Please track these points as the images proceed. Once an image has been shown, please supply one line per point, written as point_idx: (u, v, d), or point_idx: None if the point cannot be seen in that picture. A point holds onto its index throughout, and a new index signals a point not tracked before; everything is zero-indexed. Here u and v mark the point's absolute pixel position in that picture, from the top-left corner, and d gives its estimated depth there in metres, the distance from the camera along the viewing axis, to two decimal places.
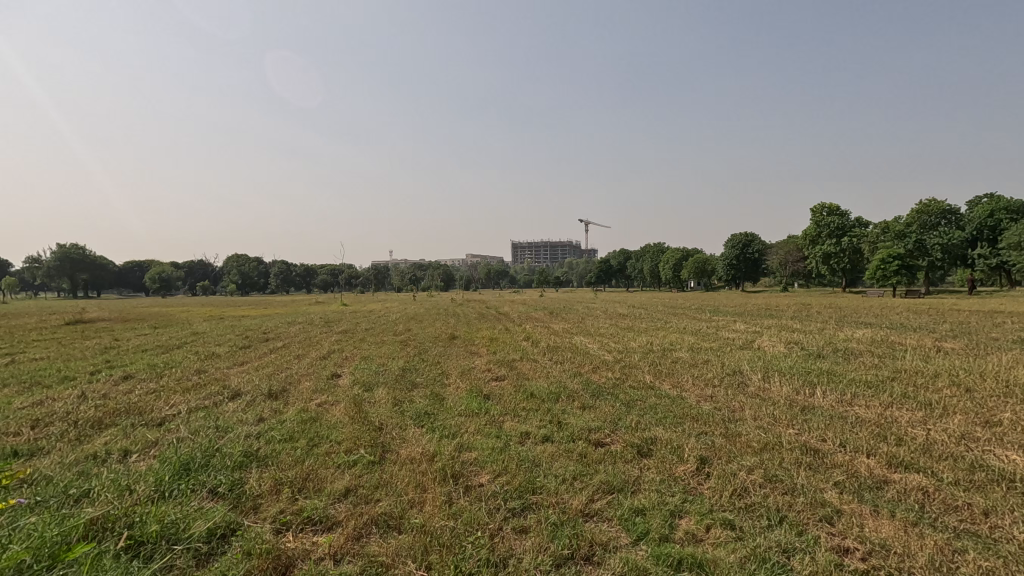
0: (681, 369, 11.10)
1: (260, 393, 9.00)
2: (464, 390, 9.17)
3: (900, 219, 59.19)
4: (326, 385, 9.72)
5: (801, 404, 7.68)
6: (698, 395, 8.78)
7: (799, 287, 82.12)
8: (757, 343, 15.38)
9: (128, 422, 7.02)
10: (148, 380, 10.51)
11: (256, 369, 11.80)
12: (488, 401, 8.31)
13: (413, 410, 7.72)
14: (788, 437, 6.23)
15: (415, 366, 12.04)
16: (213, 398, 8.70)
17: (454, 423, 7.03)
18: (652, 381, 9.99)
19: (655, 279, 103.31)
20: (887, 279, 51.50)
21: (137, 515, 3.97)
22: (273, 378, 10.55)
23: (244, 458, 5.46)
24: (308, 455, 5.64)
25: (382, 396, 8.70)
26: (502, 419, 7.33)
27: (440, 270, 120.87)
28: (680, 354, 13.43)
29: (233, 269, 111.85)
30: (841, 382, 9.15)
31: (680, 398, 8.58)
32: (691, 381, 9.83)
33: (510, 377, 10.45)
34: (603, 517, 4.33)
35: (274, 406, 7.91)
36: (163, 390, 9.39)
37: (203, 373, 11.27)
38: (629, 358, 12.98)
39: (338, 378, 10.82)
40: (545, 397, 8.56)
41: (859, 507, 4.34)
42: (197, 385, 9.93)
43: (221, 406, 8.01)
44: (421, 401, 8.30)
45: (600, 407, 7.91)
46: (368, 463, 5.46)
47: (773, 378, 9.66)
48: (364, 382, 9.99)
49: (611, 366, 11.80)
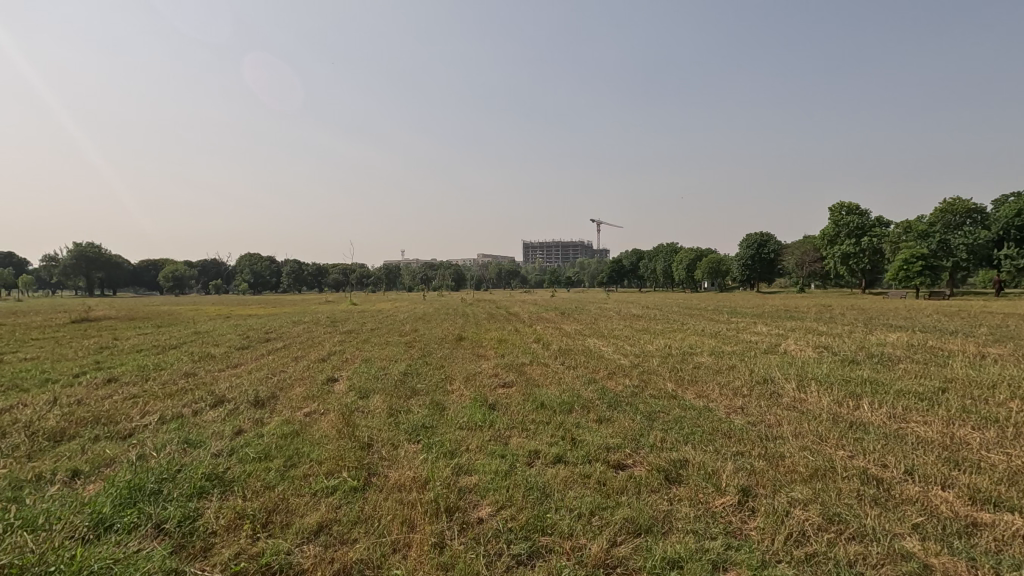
0: (705, 376, 10.21)
1: (245, 400, 8.25)
2: (468, 399, 8.36)
3: (924, 219, 57.42)
4: (317, 392, 8.96)
5: (848, 420, 6.77)
6: (728, 408, 7.89)
7: (816, 288, 80.39)
8: (783, 346, 14.41)
9: (93, 433, 6.31)
10: (130, 383, 9.86)
11: (250, 372, 11.11)
12: (493, 412, 7.50)
13: (409, 422, 6.92)
14: (841, 461, 5.33)
15: (418, 370, 11.24)
16: (195, 405, 7.98)
17: (454, 439, 6.23)
18: (675, 390, 9.11)
19: (668, 280, 101.93)
20: (909, 280, 49.86)
21: (52, 565, 3.21)
22: (263, 383, 9.83)
23: (205, 482, 4.68)
24: (281, 479, 4.86)
25: (378, 405, 7.92)
26: (508, 434, 6.52)
27: (450, 270, 120.51)
28: (701, 359, 12.51)
29: (245, 270, 112.24)
30: (887, 393, 8.18)
31: (707, 411, 7.69)
32: (718, 390, 8.95)
33: (520, 383, 9.62)
34: (629, 570, 3.51)
35: (256, 418, 7.15)
36: (143, 396, 8.68)
37: (192, 376, 10.59)
38: (647, 363, 12.09)
39: (334, 383, 10.06)
40: (556, 408, 7.72)
41: (953, 562, 3.46)
42: (181, 390, 9.23)
43: (199, 416, 7.27)
44: (419, 411, 7.52)
45: (618, 421, 7.06)
46: (349, 492, 4.65)
47: (809, 387, 8.72)
48: (360, 388, 9.24)
49: (628, 372, 10.92)
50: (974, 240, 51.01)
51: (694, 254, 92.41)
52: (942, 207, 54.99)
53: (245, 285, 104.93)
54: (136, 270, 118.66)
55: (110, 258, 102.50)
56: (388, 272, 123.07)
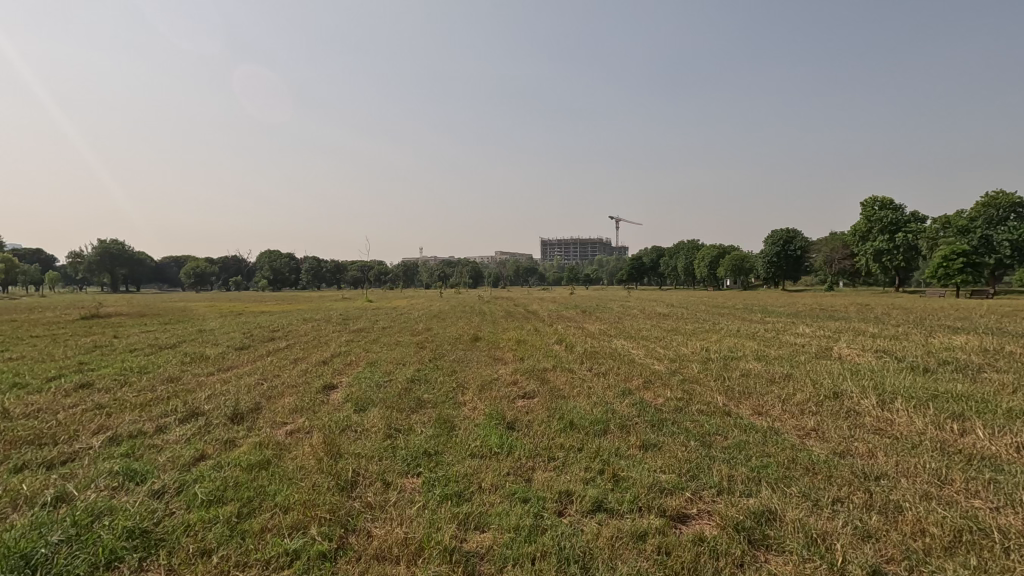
0: (759, 387, 8.75)
1: (221, 415, 7.03)
2: (481, 415, 7.03)
3: (964, 213, 54.32)
4: (307, 403, 7.71)
5: (968, 454, 5.28)
6: (798, 429, 6.46)
7: (846, 285, 77.54)
8: (836, 351, 12.84)
9: (20, 456, 5.14)
10: (103, 390, 8.71)
11: (241, 378, 9.94)
12: (511, 433, 6.17)
13: (410, 447, 5.64)
14: (991, 521, 3.88)
15: (426, 376, 9.93)
16: (161, 420, 6.77)
17: (464, 474, 4.91)
18: (727, 405, 7.67)
19: (690, 277, 99.53)
20: (949, 278, 47.18)
21: None
22: (250, 391, 8.61)
23: (119, 543, 3.43)
24: (226, 539, 3.59)
25: (375, 421, 6.67)
26: (531, 466, 5.20)
27: (468, 269, 120.00)
28: (748, 366, 10.98)
29: (264, 267, 112.69)
30: (997, 411, 6.64)
31: (774, 434, 6.28)
32: (780, 405, 7.53)
33: (543, 394, 8.25)
34: None
35: (227, 439, 5.92)
36: (108, 406, 7.55)
37: (174, 381, 9.43)
38: (687, 370, 10.62)
39: (331, 391, 8.85)
40: (589, 428, 6.38)
41: None
42: (155, 399, 8.04)
43: (159, 436, 6.06)
44: (423, 432, 6.22)
45: (667, 449, 5.69)
46: (314, 561, 3.35)
47: (894, 404, 7.19)
48: (357, 398, 8.01)
49: (666, 380, 9.52)
50: (1019, 235, 47.90)
51: (717, 251, 89.80)
52: (984, 200, 51.72)
53: (263, 281, 105.24)
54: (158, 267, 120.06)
55: (133, 255, 103.54)
56: (406, 270, 122.43)
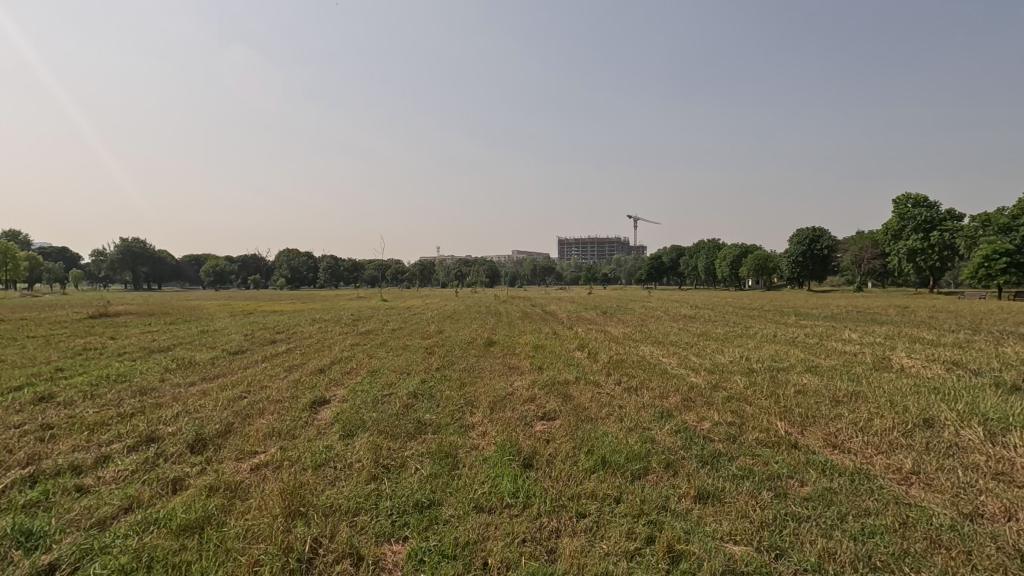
0: (824, 409, 7.32)
1: (179, 441, 5.85)
2: (491, 446, 5.76)
3: (1004, 210, 51.52)
4: (286, 425, 6.50)
5: None
6: (895, 473, 5.07)
7: (876, 284, 74.54)
8: (897, 361, 11.31)
9: None
10: (60, 405, 7.61)
11: (223, 390, 8.77)
12: (529, 475, 4.89)
13: (398, 495, 4.39)
14: None
15: (431, 391, 8.66)
16: (107, 450, 5.60)
17: (462, 545, 3.63)
18: (791, 435, 6.30)
19: (711, 277, 96.84)
20: (991, 279, 44.61)
21: None
22: (225, 408, 7.45)
23: None
24: None
25: (362, 452, 5.45)
26: (556, 530, 3.90)
27: (485, 268, 119.35)
28: (802, 380, 9.49)
29: (282, 266, 113.01)
30: None
31: (866, 480, 4.91)
32: (857, 436, 6.14)
33: (567, 417, 6.93)
34: None
35: (172, 481, 4.71)
36: (54, 428, 6.43)
37: (146, 395, 8.29)
38: (731, 385, 9.20)
39: (319, 408, 7.66)
40: (628, 469, 5.05)
41: None
42: (114, 419, 6.90)
43: (93, 473, 4.89)
44: (417, 470, 4.97)
45: (735, 504, 4.34)
46: None
47: (1007, 437, 5.73)
48: (346, 419, 6.78)
49: (709, 398, 8.14)
50: None
51: (739, 250, 87.27)
52: None
53: (281, 280, 105.57)
54: (179, 264, 121.67)
55: (154, 253, 104.20)
56: (422, 270, 121.67)
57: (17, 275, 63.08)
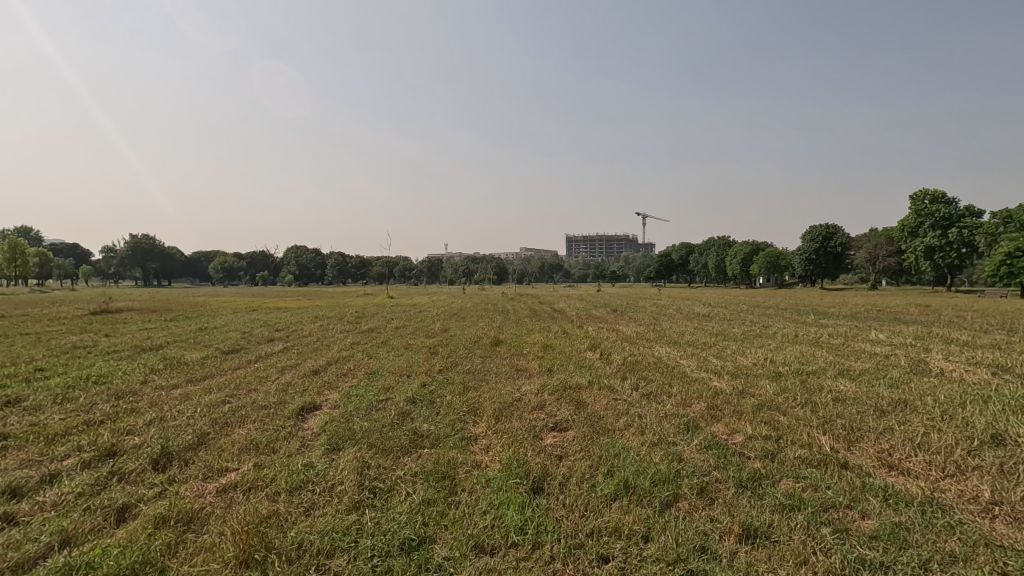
0: (869, 421, 6.50)
1: (142, 456, 5.14)
2: (496, 465, 5.01)
3: None
4: (266, 438, 5.78)
5: None
6: (973, 505, 4.26)
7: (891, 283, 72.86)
8: (938, 366, 10.38)
9: None
10: (23, 411, 6.94)
11: (206, 394, 8.08)
12: (538, 503, 4.13)
13: (380, 530, 3.65)
14: None
15: (431, 397, 7.91)
16: (58, 466, 4.90)
17: None
18: (839, 453, 5.49)
19: (721, 275, 95.34)
20: (1013, 277, 43.08)
21: None
22: (203, 415, 6.75)
23: None
24: None
25: (344, 472, 4.71)
26: None
27: (492, 265, 118.51)
28: (837, 387, 8.63)
29: (290, 262, 112.85)
30: None
31: (941, 513, 4.10)
32: (915, 454, 5.33)
33: (581, 429, 6.16)
34: None
35: (117, 510, 3.98)
36: (6, 439, 5.75)
37: (122, 399, 7.62)
38: (759, 391, 8.39)
39: (307, 417, 6.93)
40: (655, 497, 4.28)
41: None
42: (78, 427, 6.21)
43: (30, 497, 4.18)
44: (406, 496, 4.23)
45: (789, 547, 3.56)
46: None
47: None
48: (334, 430, 6.04)
49: (738, 407, 7.32)
50: None
51: (750, 248, 85.74)
52: None
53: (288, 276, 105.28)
54: (188, 261, 121.88)
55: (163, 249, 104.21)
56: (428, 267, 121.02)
57: (27, 270, 62.96)
